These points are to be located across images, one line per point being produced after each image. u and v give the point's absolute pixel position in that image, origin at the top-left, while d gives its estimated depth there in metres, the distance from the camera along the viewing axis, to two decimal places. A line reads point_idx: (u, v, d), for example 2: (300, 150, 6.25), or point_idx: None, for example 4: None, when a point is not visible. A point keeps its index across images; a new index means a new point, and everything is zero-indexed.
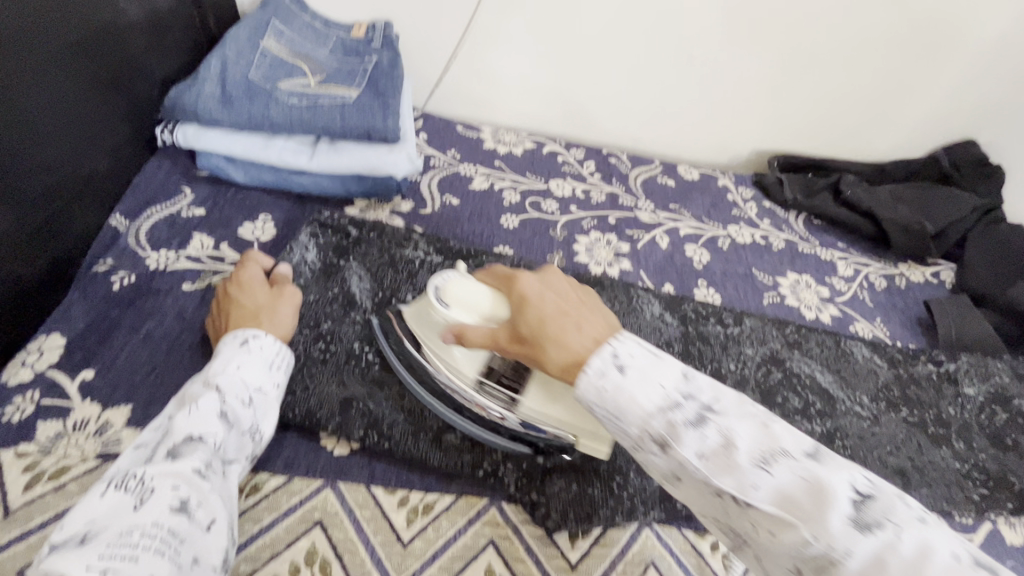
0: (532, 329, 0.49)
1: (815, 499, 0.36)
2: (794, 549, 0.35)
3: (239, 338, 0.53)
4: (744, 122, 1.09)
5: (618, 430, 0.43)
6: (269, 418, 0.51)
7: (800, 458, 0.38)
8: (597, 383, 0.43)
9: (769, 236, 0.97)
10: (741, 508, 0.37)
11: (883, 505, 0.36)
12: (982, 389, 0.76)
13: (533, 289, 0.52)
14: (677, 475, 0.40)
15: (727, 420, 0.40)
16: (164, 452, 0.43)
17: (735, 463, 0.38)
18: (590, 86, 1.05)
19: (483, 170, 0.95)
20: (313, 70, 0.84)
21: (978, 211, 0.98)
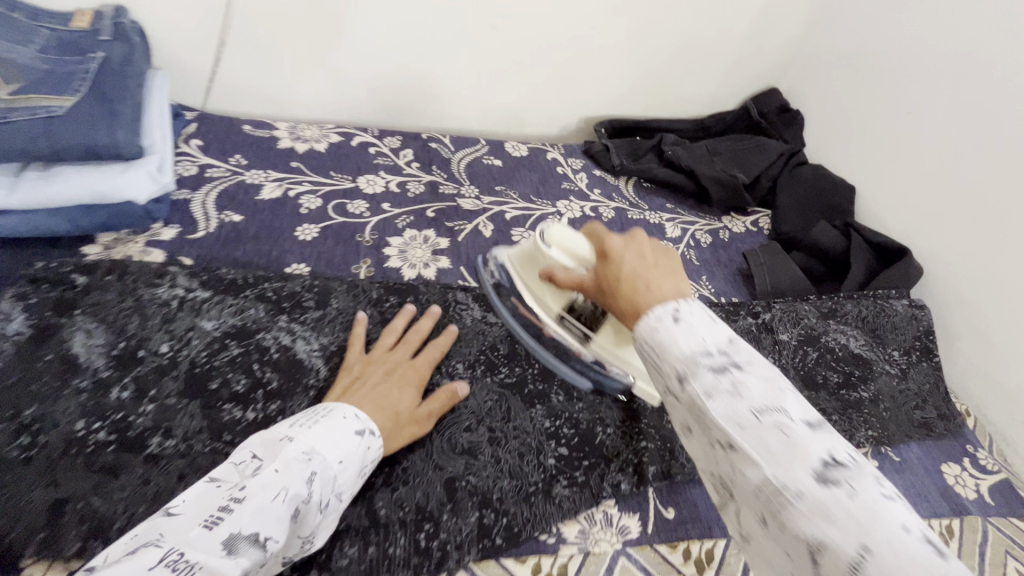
0: (615, 279, 0.48)
1: (826, 489, 0.32)
2: (776, 520, 0.34)
3: (363, 425, 0.49)
4: (566, 89, 1.06)
5: (657, 371, 0.42)
6: (328, 525, 0.46)
7: (829, 457, 0.34)
8: (649, 324, 0.41)
9: (599, 206, 0.95)
10: (740, 471, 0.36)
11: (915, 530, 0.31)
12: (794, 333, 0.79)
13: (629, 249, 0.50)
14: (700, 435, 0.39)
15: (775, 397, 0.37)
16: (223, 538, 0.36)
17: (755, 437, 0.35)
18: (396, 67, 0.95)
19: (275, 175, 0.82)
20: (7, 77, 0.65)
21: (783, 157, 1.03)
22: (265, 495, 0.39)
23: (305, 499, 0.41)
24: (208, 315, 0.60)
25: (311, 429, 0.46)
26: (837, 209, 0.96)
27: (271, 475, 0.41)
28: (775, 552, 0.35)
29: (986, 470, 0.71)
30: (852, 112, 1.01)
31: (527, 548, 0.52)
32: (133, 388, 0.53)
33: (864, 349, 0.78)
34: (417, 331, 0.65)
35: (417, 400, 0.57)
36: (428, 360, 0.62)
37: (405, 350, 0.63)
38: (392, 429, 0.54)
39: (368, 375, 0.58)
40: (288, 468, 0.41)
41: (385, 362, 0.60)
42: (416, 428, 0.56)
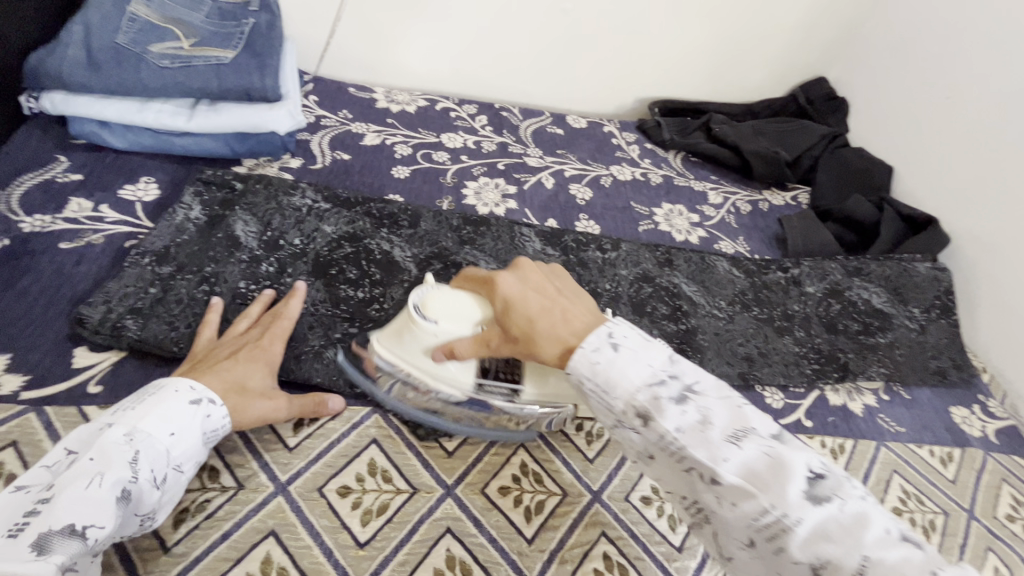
0: (523, 333, 0.51)
1: (817, 508, 0.40)
2: (774, 544, 0.40)
3: (197, 395, 0.50)
4: (624, 71, 1.18)
5: (605, 407, 0.48)
6: (173, 500, 0.47)
7: (808, 472, 0.41)
8: (591, 357, 0.48)
9: (648, 173, 1.07)
10: (730, 504, 0.42)
11: (892, 531, 0.39)
12: (820, 286, 0.87)
13: (523, 296, 0.53)
14: (667, 460, 0.46)
15: (740, 419, 0.44)
16: (29, 541, 0.38)
17: (743, 467, 0.42)
18: (477, 43, 1.09)
19: (375, 127, 0.99)
20: (186, 34, 0.83)
21: (825, 139, 1.11)
22: (77, 486, 0.41)
23: (132, 479, 0.43)
24: (329, 222, 0.76)
25: (134, 411, 0.47)
26: (872, 186, 1.04)
27: (83, 466, 0.42)
28: (765, 573, 0.42)
29: (993, 415, 0.78)
30: (895, 99, 1.07)
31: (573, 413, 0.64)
32: (277, 265, 0.69)
33: (886, 304, 0.85)
34: (271, 312, 0.62)
35: (269, 380, 0.56)
36: (281, 338, 0.60)
37: (258, 330, 0.60)
38: (242, 401, 0.53)
39: (212, 356, 0.56)
40: (101, 456, 0.43)
41: (236, 341, 0.58)
42: (270, 401, 0.55)
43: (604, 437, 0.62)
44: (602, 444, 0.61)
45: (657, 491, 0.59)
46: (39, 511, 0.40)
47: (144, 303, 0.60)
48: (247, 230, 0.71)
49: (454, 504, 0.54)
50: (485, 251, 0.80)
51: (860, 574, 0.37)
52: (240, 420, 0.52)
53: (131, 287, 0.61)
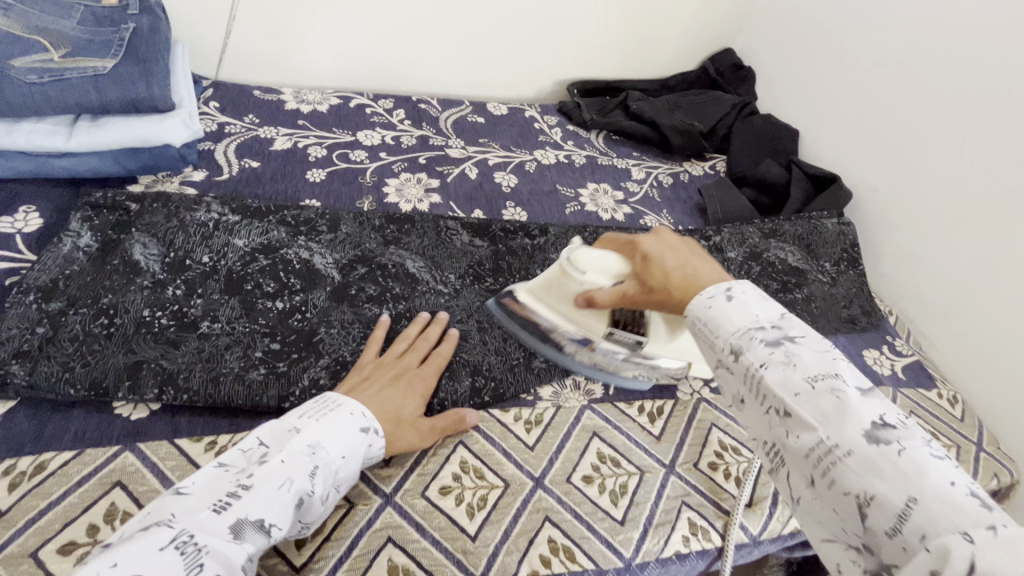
0: (659, 284, 0.54)
1: (875, 448, 0.38)
2: (828, 478, 0.39)
3: (367, 422, 0.53)
4: (540, 53, 1.17)
5: (710, 350, 0.49)
6: (329, 514, 0.50)
7: (879, 419, 0.40)
8: (704, 304, 0.50)
9: (572, 154, 1.07)
10: (795, 437, 0.42)
11: (961, 485, 0.35)
12: (740, 250, 0.91)
13: (655, 249, 0.57)
14: (752, 402, 0.46)
15: (827, 365, 0.43)
16: (231, 522, 0.42)
17: (810, 403, 0.42)
18: (386, 35, 1.06)
19: (285, 130, 0.94)
20: (55, 44, 0.75)
21: (735, 107, 1.15)
22: (272, 485, 0.45)
23: (308, 490, 0.47)
24: (240, 235, 0.72)
25: (318, 421, 0.51)
26: (782, 149, 1.09)
27: (277, 466, 0.46)
28: (821, 510, 0.40)
29: (900, 353, 0.84)
30: (797, 65, 1.13)
31: (511, 403, 0.65)
32: (184, 286, 0.65)
33: (800, 261, 0.90)
34: (428, 339, 0.66)
35: (421, 408, 0.59)
36: (435, 368, 0.63)
37: (414, 356, 0.64)
38: (394, 431, 0.56)
39: (375, 378, 0.60)
40: (291, 460, 0.47)
41: (395, 365, 0.62)
42: (416, 437, 0.57)
43: (544, 422, 0.63)
44: (541, 430, 0.62)
45: (597, 469, 0.60)
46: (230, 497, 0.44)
47: (31, 345, 0.55)
48: (146, 254, 0.66)
49: (394, 511, 0.53)
50: (411, 249, 0.78)
51: (901, 514, 0.35)
52: (390, 448, 0.55)
53: (14, 329, 0.56)
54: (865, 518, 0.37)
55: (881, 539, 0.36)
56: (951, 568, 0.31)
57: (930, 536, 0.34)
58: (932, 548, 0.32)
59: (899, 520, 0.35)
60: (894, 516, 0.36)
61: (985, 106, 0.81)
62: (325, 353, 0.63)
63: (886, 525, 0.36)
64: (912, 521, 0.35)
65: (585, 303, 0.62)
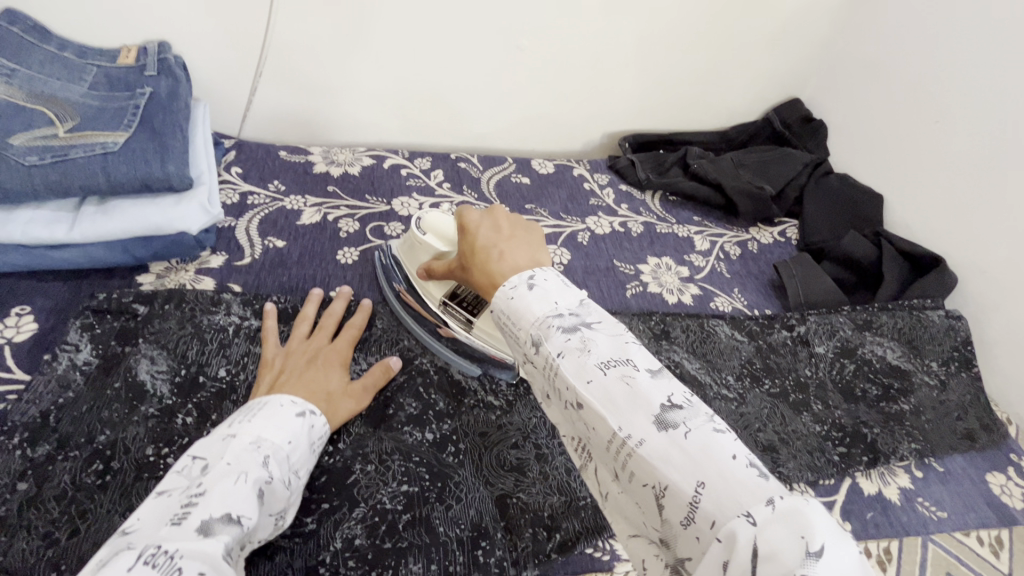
0: (468, 252, 0.53)
1: (664, 435, 0.35)
2: (626, 471, 0.37)
3: (301, 406, 0.50)
4: (589, 106, 1.08)
5: (513, 339, 0.45)
6: (295, 503, 0.47)
7: (669, 400, 0.37)
8: (506, 294, 0.45)
9: (627, 221, 0.97)
10: (591, 429, 0.39)
11: (741, 457, 0.34)
12: (830, 345, 0.79)
13: (477, 220, 0.55)
14: (558, 401, 0.42)
15: (618, 352, 0.40)
16: (195, 527, 0.37)
17: (601, 391, 0.38)
18: (425, 89, 0.97)
19: (313, 200, 0.84)
20: (61, 115, 0.67)
21: (808, 166, 1.04)
22: (226, 483, 0.40)
23: (266, 479, 0.43)
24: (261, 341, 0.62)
25: (250, 421, 0.47)
26: (864, 217, 0.97)
27: (224, 467, 0.41)
28: (627, 503, 0.39)
29: None
30: (878, 121, 1.01)
31: (583, 564, 0.53)
32: (196, 413, 0.54)
33: (902, 361, 0.78)
34: (331, 316, 0.65)
35: (345, 378, 0.59)
36: (348, 341, 0.63)
37: (324, 335, 0.63)
38: (330, 405, 0.55)
39: (289, 366, 0.56)
40: (238, 458, 0.42)
41: (306, 351, 0.60)
42: (353, 403, 0.58)
43: None
44: None
45: None
46: (185, 502, 0.39)
47: (10, 508, 0.45)
48: (153, 371, 0.56)
49: None
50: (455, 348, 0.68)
51: (694, 501, 0.33)
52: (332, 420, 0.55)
53: None
54: (662, 509, 0.35)
55: (676, 530, 0.34)
56: (740, 555, 0.29)
57: (718, 523, 0.32)
58: (723, 537, 0.31)
59: (690, 509, 0.33)
60: (686, 506, 0.33)
61: None
62: (360, 500, 0.52)
63: (680, 516, 0.34)
64: (702, 509, 0.33)
65: (425, 274, 0.67)
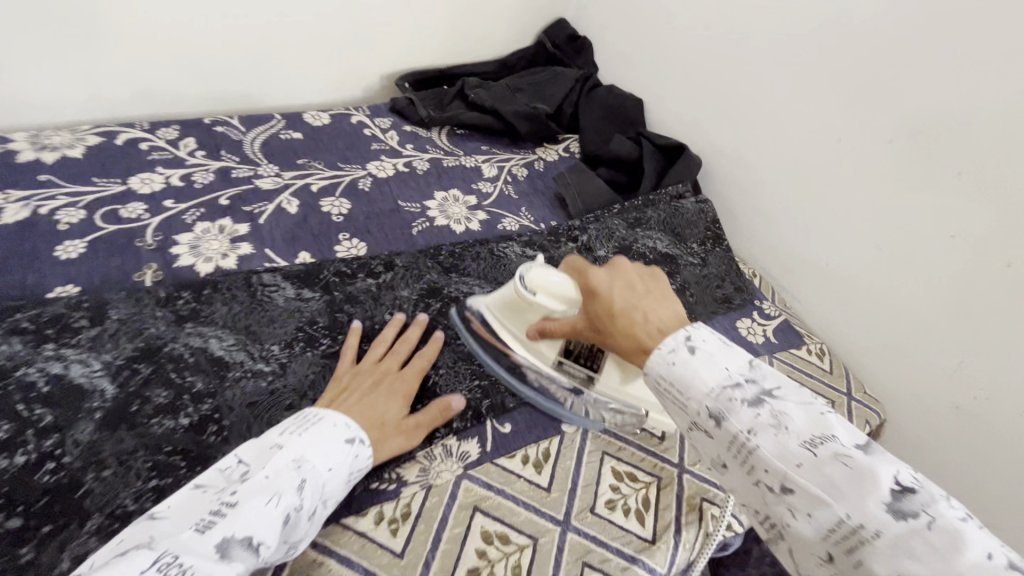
0: (606, 312, 0.53)
1: (903, 524, 0.33)
2: (851, 558, 0.34)
3: (352, 432, 0.51)
4: (356, 48, 1.02)
5: (682, 405, 0.43)
6: (313, 531, 0.46)
7: (897, 482, 0.35)
8: (666, 356, 0.45)
9: (413, 161, 0.95)
10: (802, 515, 0.37)
11: (997, 557, 0.31)
12: (610, 247, 0.84)
13: (607, 281, 0.54)
14: (738, 471, 0.40)
15: (819, 425, 0.38)
16: (216, 540, 0.37)
17: (815, 472, 0.36)
18: (149, 49, 0.84)
19: (18, 194, 0.71)
20: None
21: (578, 82, 1.09)
22: (259, 500, 0.40)
23: (297, 506, 0.43)
24: None
25: (300, 436, 0.47)
26: (629, 121, 1.04)
27: (261, 482, 0.42)
28: None
29: (770, 317, 0.84)
30: (630, 30, 1.08)
31: (367, 500, 0.53)
32: None
33: (669, 248, 0.87)
34: (407, 342, 0.65)
35: (405, 410, 0.58)
36: (417, 370, 0.62)
37: (394, 360, 0.63)
38: (381, 437, 0.54)
39: (355, 387, 0.58)
40: (276, 476, 0.43)
41: (374, 371, 0.60)
42: (404, 440, 0.56)
43: (413, 514, 0.53)
44: (410, 526, 0.52)
45: (483, 556, 0.51)
46: (217, 507, 0.39)
47: None
48: None
49: None
50: (216, 323, 0.62)
51: None
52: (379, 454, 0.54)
53: None
54: None
55: None
56: None
57: None
58: None
59: None
60: None
61: (803, 56, 0.81)
62: (93, 510, 0.47)
63: None
64: None
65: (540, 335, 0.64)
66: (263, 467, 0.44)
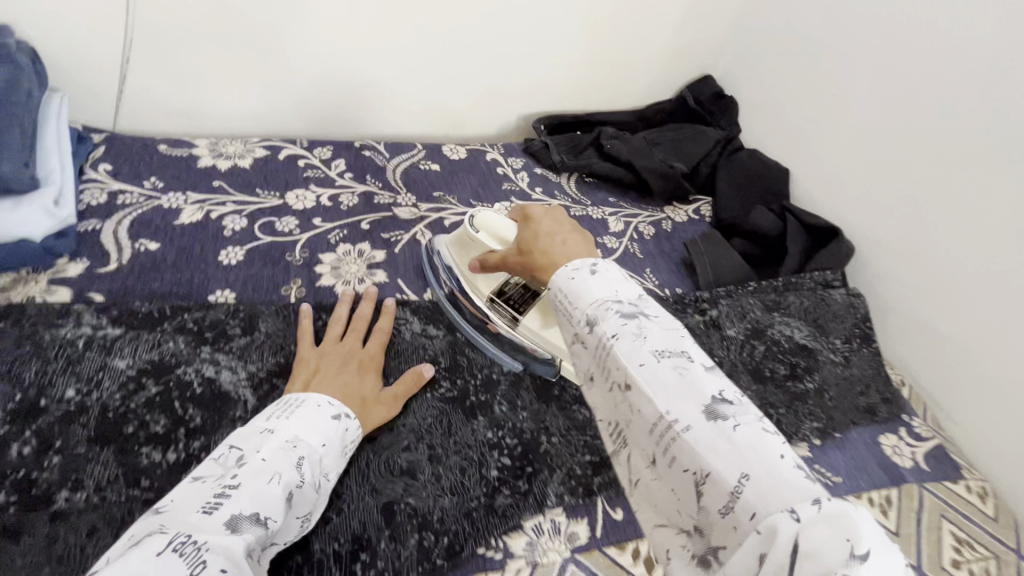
0: (529, 243, 0.54)
1: (713, 423, 0.36)
2: (668, 456, 0.37)
3: (337, 409, 0.53)
4: (499, 87, 1.04)
5: (568, 320, 0.45)
6: (321, 507, 0.48)
7: (717, 394, 0.38)
8: (567, 276, 0.46)
9: (540, 206, 0.95)
10: (637, 411, 0.39)
11: (789, 457, 0.34)
12: (741, 327, 0.79)
13: (546, 221, 0.56)
14: (601, 382, 0.42)
15: (675, 345, 0.40)
16: (225, 518, 0.39)
17: (653, 374, 0.39)
18: (321, 75, 0.91)
19: (195, 197, 0.78)
20: None
21: (718, 144, 1.04)
22: (260, 479, 0.42)
23: (297, 482, 0.45)
24: (119, 352, 0.56)
25: (289, 420, 0.49)
26: (772, 193, 0.98)
27: (259, 464, 0.44)
28: (660, 492, 0.39)
29: (921, 438, 0.74)
30: (783, 97, 1.02)
31: (470, 567, 0.50)
32: (36, 440, 0.49)
33: (808, 339, 0.79)
34: (343, 321, 0.65)
35: (379, 383, 0.60)
36: (379, 342, 0.64)
37: (355, 338, 0.64)
38: (365, 411, 0.56)
39: (325, 368, 0.59)
40: (274, 456, 0.45)
41: (338, 351, 0.62)
42: (385, 409, 0.58)
43: None
44: None
45: None
46: (219, 491, 0.41)
47: None
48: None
49: None
50: None
51: (732, 492, 0.33)
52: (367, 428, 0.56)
53: None
54: (699, 496, 0.35)
55: (714, 519, 0.34)
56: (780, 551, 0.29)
57: (757, 513, 0.32)
58: (763, 530, 0.31)
59: (730, 498, 0.33)
60: (726, 495, 0.34)
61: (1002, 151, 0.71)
62: None
63: (719, 504, 0.34)
64: (742, 498, 0.33)
65: (479, 266, 0.65)
66: (259, 451, 0.45)
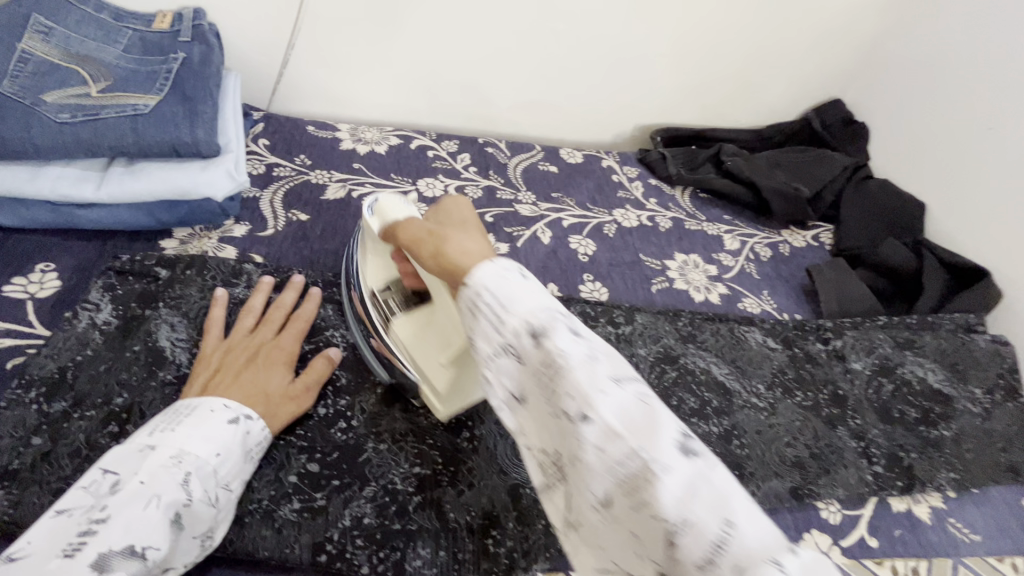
0: (430, 248, 0.44)
1: (705, 484, 0.30)
2: (654, 520, 0.30)
3: (234, 412, 0.47)
4: (621, 95, 1.04)
5: (499, 339, 0.37)
6: (226, 517, 0.45)
7: (692, 451, 0.32)
8: (493, 279, 0.37)
9: (655, 216, 0.94)
10: (611, 467, 0.32)
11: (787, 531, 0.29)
12: (868, 362, 0.75)
13: (461, 217, 0.48)
14: (548, 418, 0.35)
15: (648, 414, 0.33)
16: (92, 558, 0.36)
17: (633, 428, 0.32)
18: (455, 72, 0.95)
19: (338, 176, 0.83)
20: (96, 75, 0.67)
21: (846, 170, 1.00)
22: (134, 506, 0.39)
23: (184, 502, 0.41)
24: None
25: (172, 432, 0.44)
26: (903, 226, 0.93)
27: (134, 489, 0.40)
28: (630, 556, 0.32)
29: None
30: (924, 126, 0.96)
31: None
32: None
33: (944, 384, 0.74)
34: (281, 307, 0.61)
35: (289, 376, 0.55)
36: (294, 334, 0.59)
37: (268, 329, 0.59)
38: (269, 411, 0.51)
39: (227, 365, 0.53)
40: (152, 478, 0.41)
41: (246, 344, 0.56)
42: (296, 406, 0.53)
43: None
44: None
45: None
46: (78, 530, 0.37)
47: (23, 462, 0.48)
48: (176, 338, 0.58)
49: None
50: None
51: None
52: (273, 429, 0.51)
53: (9, 437, 0.49)
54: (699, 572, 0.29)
55: None
56: None
57: None
58: None
59: None
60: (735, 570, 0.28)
61: None
62: (370, 479, 0.51)
63: None
64: None
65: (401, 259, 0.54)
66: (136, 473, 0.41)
